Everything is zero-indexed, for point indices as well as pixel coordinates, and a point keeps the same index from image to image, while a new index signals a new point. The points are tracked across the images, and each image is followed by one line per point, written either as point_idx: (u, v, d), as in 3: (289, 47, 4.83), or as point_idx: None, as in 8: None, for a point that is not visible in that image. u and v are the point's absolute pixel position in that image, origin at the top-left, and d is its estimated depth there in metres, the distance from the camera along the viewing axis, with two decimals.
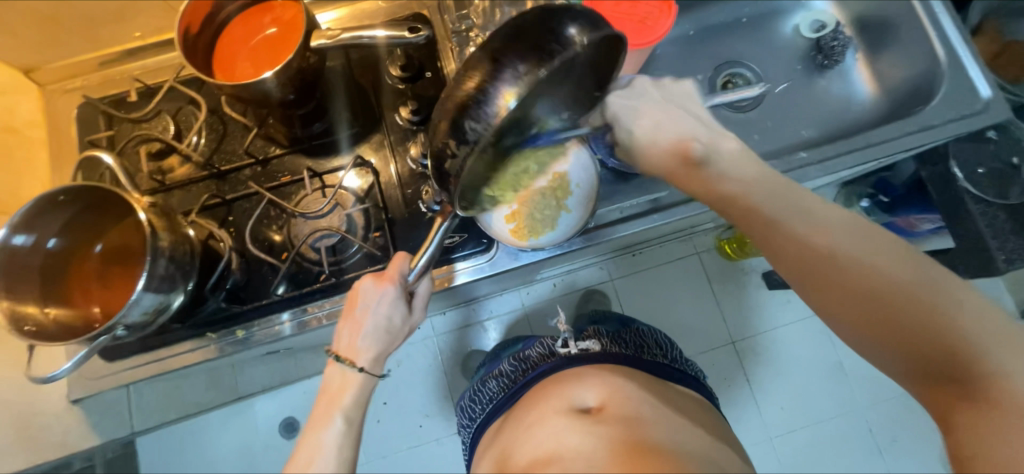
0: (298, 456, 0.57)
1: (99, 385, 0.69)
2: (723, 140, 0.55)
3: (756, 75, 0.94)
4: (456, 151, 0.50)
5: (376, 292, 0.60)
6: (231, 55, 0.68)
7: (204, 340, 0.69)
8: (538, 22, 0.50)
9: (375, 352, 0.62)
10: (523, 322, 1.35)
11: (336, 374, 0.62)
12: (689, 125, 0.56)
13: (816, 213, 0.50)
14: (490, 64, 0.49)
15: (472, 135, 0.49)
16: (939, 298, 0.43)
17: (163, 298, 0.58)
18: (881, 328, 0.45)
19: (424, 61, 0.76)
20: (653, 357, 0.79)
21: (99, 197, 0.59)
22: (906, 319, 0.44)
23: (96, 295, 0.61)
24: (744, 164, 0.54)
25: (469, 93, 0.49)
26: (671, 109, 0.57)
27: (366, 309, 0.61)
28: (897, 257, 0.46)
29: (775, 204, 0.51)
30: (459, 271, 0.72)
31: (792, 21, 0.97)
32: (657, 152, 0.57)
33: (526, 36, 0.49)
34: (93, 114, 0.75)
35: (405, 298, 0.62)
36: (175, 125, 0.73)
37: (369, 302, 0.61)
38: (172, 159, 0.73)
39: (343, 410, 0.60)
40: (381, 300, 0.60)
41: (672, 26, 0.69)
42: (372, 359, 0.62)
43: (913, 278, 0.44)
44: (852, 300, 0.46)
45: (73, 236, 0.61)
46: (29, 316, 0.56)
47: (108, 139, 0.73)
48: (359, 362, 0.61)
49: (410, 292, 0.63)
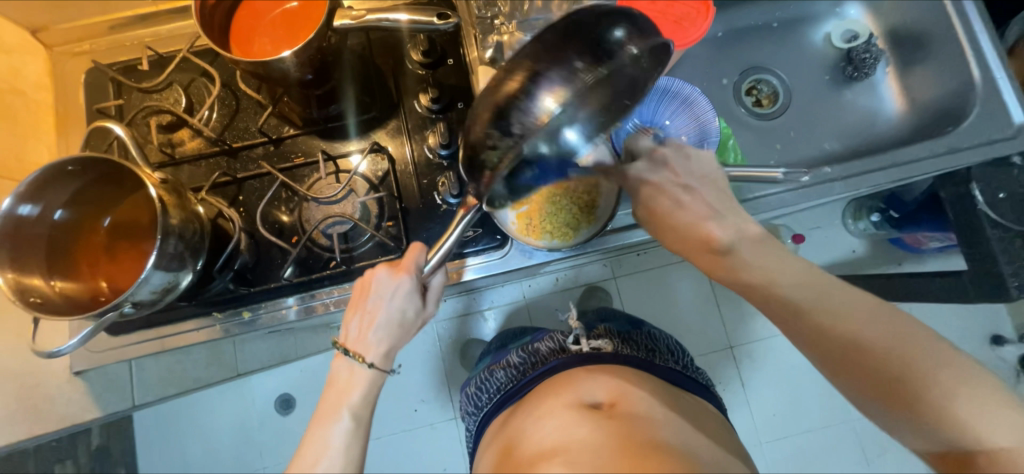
0: (303, 454, 0.56)
1: (101, 359, 0.68)
2: (739, 224, 0.58)
3: (782, 83, 0.92)
4: (498, 142, 0.48)
5: (391, 284, 0.60)
6: (250, 30, 0.65)
7: (209, 319, 0.68)
8: (609, 22, 0.49)
9: (387, 347, 0.61)
10: (524, 314, 1.35)
11: (344, 368, 0.61)
12: (711, 209, 0.59)
13: (833, 298, 0.52)
14: (560, 58, 0.48)
15: (525, 125, 0.47)
16: (908, 368, 0.47)
17: (172, 277, 0.57)
18: (873, 390, 0.48)
19: (446, 48, 0.74)
20: (665, 362, 0.79)
21: (108, 169, 0.57)
22: (898, 378, 0.47)
23: (102, 269, 0.59)
24: (764, 248, 0.57)
25: (539, 86, 0.47)
26: (688, 188, 0.60)
27: (378, 302, 0.60)
28: (920, 343, 0.47)
29: (801, 295, 0.53)
30: (468, 266, 0.71)
31: (823, 29, 0.94)
32: (686, 232, 0.59)
33: (600, 34, 0.48)
34: (103, 80, 0.73)
35: (419, 292, 0.61)
36: (187, 98, 0.71)
37: (383, 293, 0.60)
38: (182, 132, 0.71)
39: (350, 408, 0.59)
40: (395, 293, 0.60)
41: (701, 37, 0.65)
42: (382, 355, 0.61)
43: (882, 340, 0.48)
44: (856, 364, 0.49)
45: (80, 206, 0.59)
46: (36, 288, 0.55)
47: (118, 107, 0.70)
48: (369, 358, 0.60)
49: (422, 285, 0.62)
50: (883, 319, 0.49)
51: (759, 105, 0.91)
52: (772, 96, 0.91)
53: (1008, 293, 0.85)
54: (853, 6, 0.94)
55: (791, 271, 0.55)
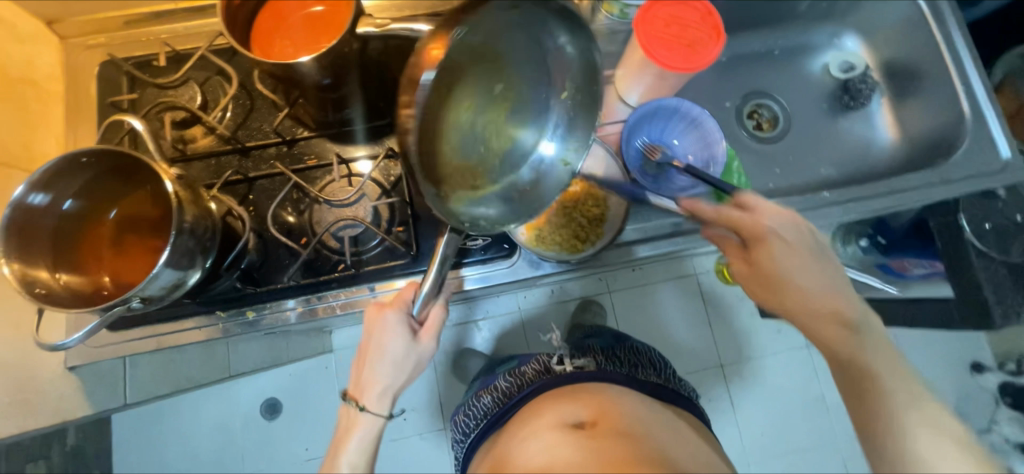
0: None
1: (96, 354, 0.67)
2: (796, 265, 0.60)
3: (782, 108, 0.95)
4: (408, 151, 0.45)
5: (379, 323, 0.61)
6: (272, 33, 0.66)
7: (211, 318, 0.67)
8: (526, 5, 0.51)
9: (382, 391, 0.61)
10: (517, 326, 1.35)
11: (346, 414, 0.62)
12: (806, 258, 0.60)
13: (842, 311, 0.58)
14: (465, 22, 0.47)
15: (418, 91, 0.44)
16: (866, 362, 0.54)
17: (181, 274, 0.57)
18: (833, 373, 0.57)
19: None
20: (647, 376, 0.80)
21: (122, 163, 0.57)
22: (860, 374, 0.54)
23: (108, 263, 0.59)
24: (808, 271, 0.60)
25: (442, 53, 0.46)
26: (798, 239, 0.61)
27: (371, 342, 0.61)
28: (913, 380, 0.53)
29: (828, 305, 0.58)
30: (466, 276, 0.70)
31: (821, 59, 0.98)
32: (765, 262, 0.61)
33: (514, 16, 0.50)
34: (117, 74, 0.72)
35: (409, 328, 0.61)
36: (202, 96, 0.71)
37: (373, 333, 0.61)
38: (195, 128, 0.71)
39: (348, 454, 0.60)
40: (384, 331, 0.60)
41: (718, 55, 0.64)
42: (376, 398, 0.61)
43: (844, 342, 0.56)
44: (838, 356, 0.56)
45: (89, 199, 0.59)
46: (41, 280, 0.54)
47: (132, 101, 0.70)
48: (364, 402, 0.61)
49: (415, 322, 0.61)
50: (866, 341, 0.56)
51: (760, 129, 0.94)
52: (773, 120, 0.95)
53: None
54: (851, 38, 0.98)
55: (830, 287, 0.59)
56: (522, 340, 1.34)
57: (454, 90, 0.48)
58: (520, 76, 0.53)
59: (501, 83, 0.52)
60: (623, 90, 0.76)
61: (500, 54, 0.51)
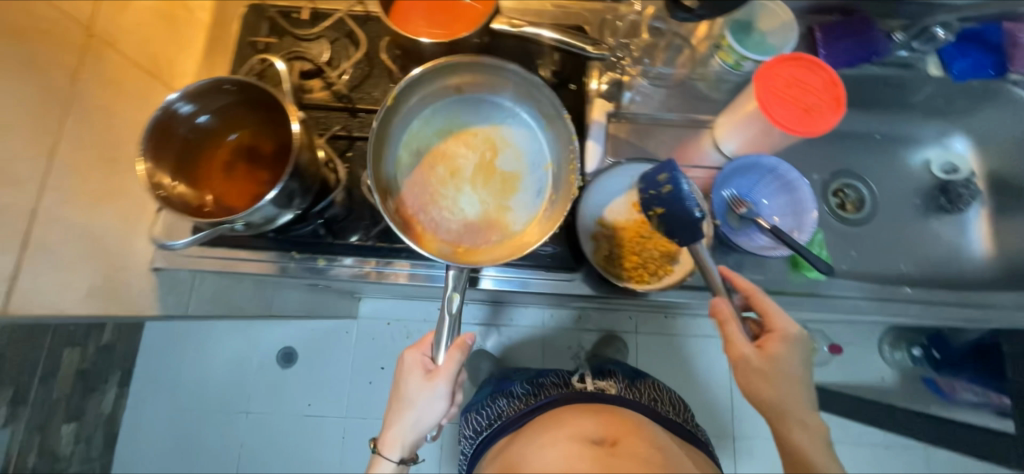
0: None
1: (177, 262, 0.71)
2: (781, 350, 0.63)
3: (871, 194, 0.90)
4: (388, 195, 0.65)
5: (404, 367, 0.65)
6: (410, 10, 0.70)
7: (285, 256, 0.71)
8: (465, 83, 0.70)
9: (398, 438, 0.64)
10: (537, 341, 1.35)
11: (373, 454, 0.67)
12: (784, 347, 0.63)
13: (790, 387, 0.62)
14: (419, 118, 0.70)
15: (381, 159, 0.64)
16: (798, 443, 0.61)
17: (279, 210, 0.61)
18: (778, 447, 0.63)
19: (572, 74, 0.76)
20: (665, 411, 0.80)
21: (256, 96, 0.61)
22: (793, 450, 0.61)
23: (217, 183, 0.63)
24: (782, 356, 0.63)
25: (415, 144, 0.70)
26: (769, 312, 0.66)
27: (398, 388, 0.66)
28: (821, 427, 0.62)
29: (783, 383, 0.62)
30: (485, 275, 0.72)
31: (924, 153, 0.94)
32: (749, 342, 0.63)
33: (462, 96, 0.71)
34: (258, 17, 0.78)
35: (424, 374, 0.64)
36: (330, 54, 0.76)
37: (400, 377, 0.66)
38: (314, 81, 0.75)
39: None
40: (406, 377, 0.65)
41: (836, 124, 0.64)
42: (393, 444, 0.64)
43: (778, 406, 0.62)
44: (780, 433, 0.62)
45: (218, 122, 0.64)
46: (164, 184, 0.60)
47: (268, 44, 0.76)
48: (384, 445, 0.65)
49: (430, 370, 0.64)
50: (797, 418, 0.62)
51: (841, 208, 0.89)
52: (856, 203, 0.89)
53: None
54: (961, 140, 0.94)
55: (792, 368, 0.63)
56: (539, 356, 1.34)
57: (438, 166, 0.69)
58: (491, 133, 0.71)
59: (479, 145, 0.71)
60: (720, 135, 0.75)
61: (465, 127, 0.71)
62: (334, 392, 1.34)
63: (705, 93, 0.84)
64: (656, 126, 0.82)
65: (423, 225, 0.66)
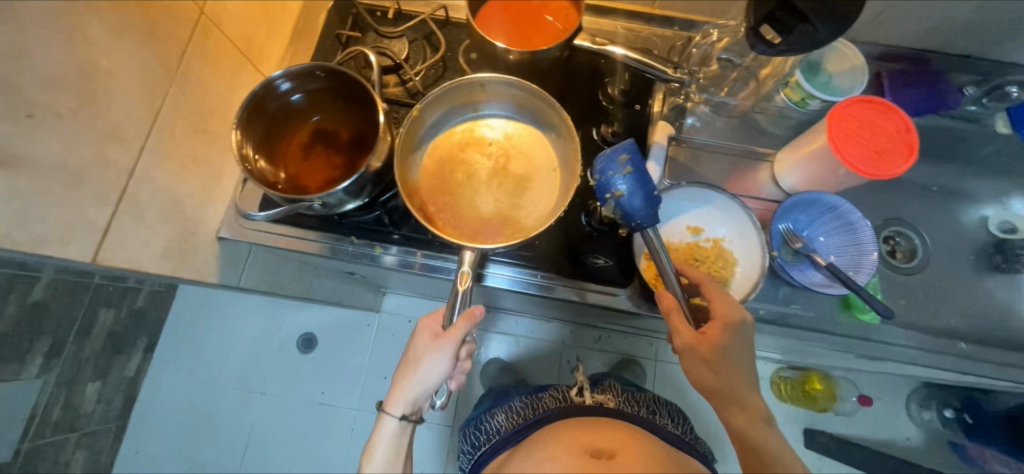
0: None
1: (240, 232, 0.74)
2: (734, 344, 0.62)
3: (923, 245, 0.88)
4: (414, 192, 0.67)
5: (420, 330, 0.62)
6: (493, 18, 0.73)
7: (343, 240, 0.73)
8: (478, 103, 0.74)
9: (406, 399, 0.61)
10: (552, 355, 1.34)
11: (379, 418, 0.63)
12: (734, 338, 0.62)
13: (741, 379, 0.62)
14: (443, 129, 0.75)
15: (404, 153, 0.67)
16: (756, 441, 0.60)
17: (351, 196, 0.63)
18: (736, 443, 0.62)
19: (638, 95, 0.78)
20: (665, 426, 0.78)
21: (345, 84, 0.65)
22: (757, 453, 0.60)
23: (295, 162, 0.66)
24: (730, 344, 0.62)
25: (437, 152, 0.73)
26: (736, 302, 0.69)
27: (410, 350, 0.62)
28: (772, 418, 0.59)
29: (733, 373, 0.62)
30: (491, 273, 0.73)
31: (981, 211, 0.90)
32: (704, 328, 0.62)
33: (478, 114, 0.75)
34: (345, 12, 0.82)
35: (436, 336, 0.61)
36: (409, 52, 0.79)
37: (414, 340, 0.62)
38: (391, 77, 0.78)
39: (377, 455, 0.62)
40: (420, 337, 0.61)
41: (907, 168, 0.64)
42: (400, 405, 0.61)
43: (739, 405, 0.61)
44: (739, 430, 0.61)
45: (304, 105, 0.67)
46: (249, 157, 0.63)
47: (351, 37, 0.79)
48: (390, 407, 0.61)
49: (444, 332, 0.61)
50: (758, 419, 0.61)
51: (892, 257, 0.87)
52: (909, 253, 0.87)
53: None
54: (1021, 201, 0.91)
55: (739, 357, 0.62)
56: (553, 371, 1.33)
57: (458, 170, 0.72)
58: (505, 143, 0.74)
59: (495, 154, 0.73)
60: (779, 171, 0.77)
61: (483, 136, 0.74)
62: (350, 383, 1.35)
63: (764, 126, 0.84)
64: (712, 152, 0.82)
65: (442, 220, 0.68)
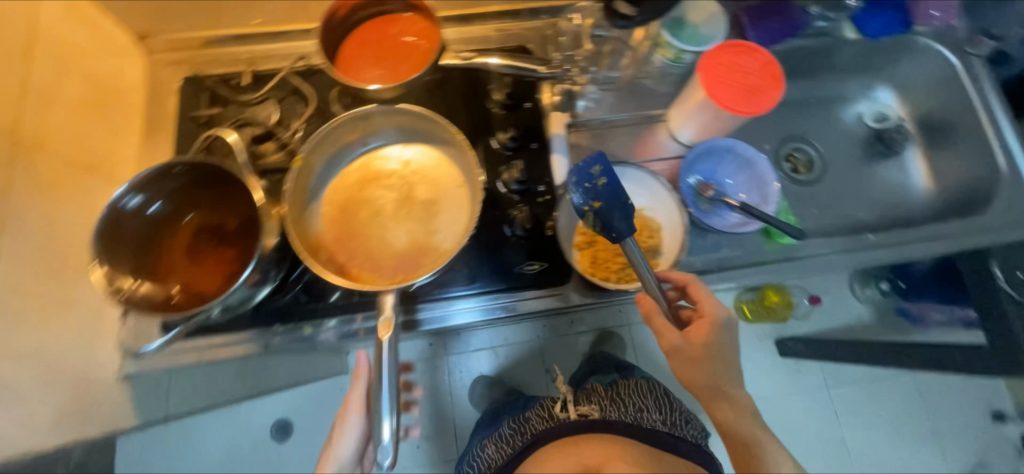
0: None
1: (155, 363, 0.67)
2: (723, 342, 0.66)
3: (818, 154, 0.96)
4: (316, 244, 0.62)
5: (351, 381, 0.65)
6: (353, 56, 0.68)
7: (269, 331, 0.66)
8: (365, 135, 0.68)
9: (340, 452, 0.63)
10: (538, 355, 1.25)
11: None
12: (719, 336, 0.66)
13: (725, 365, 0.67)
14: (335, 174, 0.68)
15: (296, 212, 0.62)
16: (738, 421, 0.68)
17: (253, 289, 0.59)
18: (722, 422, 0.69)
19: (524, 92, 0.77)
20: (652, 422, 0.83)
21: (208, 173, 0.59)
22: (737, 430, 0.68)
23: (181, 270, 0.60)
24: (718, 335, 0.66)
25: (335, 198, 0.67)
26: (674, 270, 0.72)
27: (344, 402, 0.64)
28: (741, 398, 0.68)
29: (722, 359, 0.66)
30: (457, 311, 0.71)
31: (855, 108, 1.01)
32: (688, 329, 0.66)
33: (369, 146, 0.69)
34: (196, 90, 0.74)
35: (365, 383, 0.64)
36: (279, 113, 0.72)
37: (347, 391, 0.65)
38: (268, 144, 0.70)
39: None
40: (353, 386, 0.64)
41: (779, 99, 0.68)
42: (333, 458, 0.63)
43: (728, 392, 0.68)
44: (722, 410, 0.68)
45: (172, 207, 0.61)
46: (124, 284, 0.56)
47: (210, 116, 0.72)
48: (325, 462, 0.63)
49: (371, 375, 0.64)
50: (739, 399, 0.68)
51: (796, 172, 0.95)
52: (808, 165, 0.95)
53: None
54: (884, 91, 1.01)
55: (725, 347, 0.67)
56: (543, 370, 1.25)
57: (361, 211, 0.66)
58: (405, 166, 0.68)
59: (398, 181, 0.68)
60: (675, 127, 0.79)
61: (381, 168, 0.68)
62: None
63: (653, 88, 0.86)
64: (610, 128, 0.84)
65: (357, 268, 0.63)
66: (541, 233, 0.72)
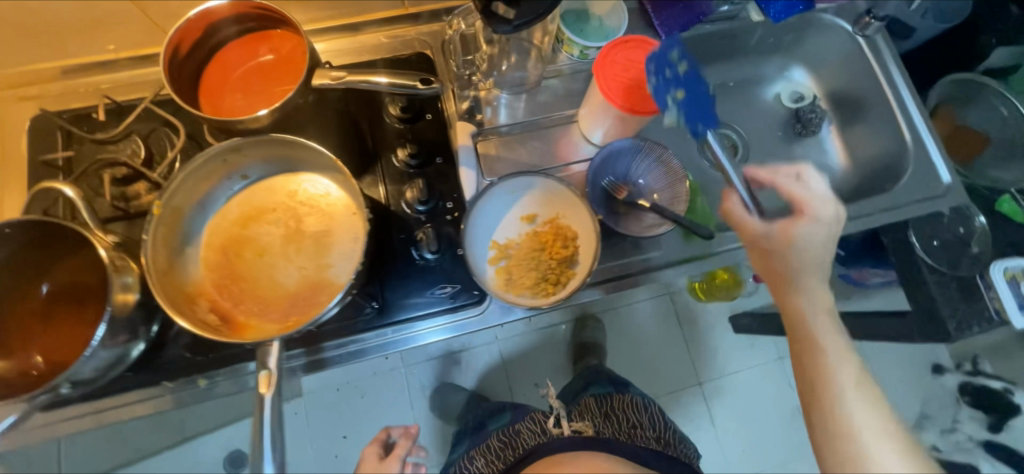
0: None
1: (28, 437, 0.60)
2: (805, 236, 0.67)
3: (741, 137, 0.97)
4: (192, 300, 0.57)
5: None
6: (221, 84, 0.63)
7: (157, 390, 0.60)
8: (242, 168, 0.62)
9: None
10: (501, 364, 1.32)
11: None
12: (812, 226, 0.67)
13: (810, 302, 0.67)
14: (214, 210, 0.62)
15: (162, 261, 0.57)
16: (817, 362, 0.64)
17: (120, 350, 0.54)
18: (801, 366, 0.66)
19: (425, 103, 0.73)
20: (647, 440, 0.82)
21: (43, 233, 0.52)
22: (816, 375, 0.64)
23: (38, 342, 0.55)
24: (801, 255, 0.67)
25: (215, 240, 0.62)
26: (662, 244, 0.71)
27: None
28: (879, 395, 0.63)
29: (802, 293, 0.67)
30: (428, 330, 0.68)
31: (773, 89, 1.01)
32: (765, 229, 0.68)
33: (249, 180, 0.63)
34: (47, 129, 0.66)
35: None
36: (147, 149, 0.65)
37: None
38: (139, 184, 0.64)
39: None
40: None
41: (676, 96, 0.67)
42: None
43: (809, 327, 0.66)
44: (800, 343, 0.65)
45: (15, 275, 0.55)
46: None
47: (67, 159, 0.64)
48: None
49: None
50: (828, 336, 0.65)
51: None
52: (733, 147, 0.95)
53: (949, 334, 0.91)
54: (798, 70, 1.02)
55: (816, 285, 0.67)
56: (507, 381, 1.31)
57: (244, 251, 0.61)
58: (288, 198, 0.63)
59: (282, 216, 0.63)
60: (587, 129, 0.78)
61: (263, 202, 0.63)
62: None
63: (564, 86, 0.83)
64: (523, 132, 0.80)
65: (243, 314, 0.59)
66: (451, 253, 0.68)
